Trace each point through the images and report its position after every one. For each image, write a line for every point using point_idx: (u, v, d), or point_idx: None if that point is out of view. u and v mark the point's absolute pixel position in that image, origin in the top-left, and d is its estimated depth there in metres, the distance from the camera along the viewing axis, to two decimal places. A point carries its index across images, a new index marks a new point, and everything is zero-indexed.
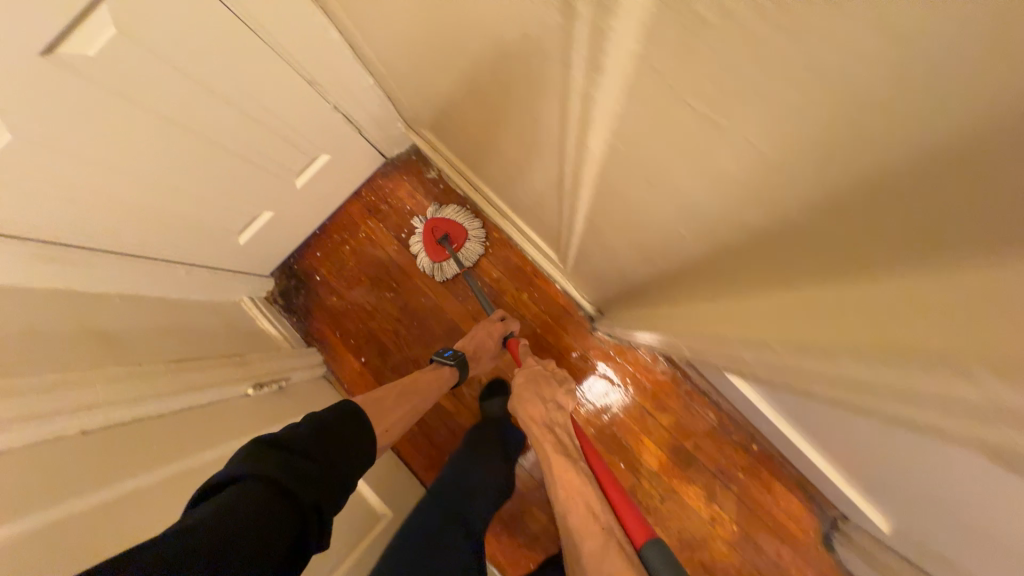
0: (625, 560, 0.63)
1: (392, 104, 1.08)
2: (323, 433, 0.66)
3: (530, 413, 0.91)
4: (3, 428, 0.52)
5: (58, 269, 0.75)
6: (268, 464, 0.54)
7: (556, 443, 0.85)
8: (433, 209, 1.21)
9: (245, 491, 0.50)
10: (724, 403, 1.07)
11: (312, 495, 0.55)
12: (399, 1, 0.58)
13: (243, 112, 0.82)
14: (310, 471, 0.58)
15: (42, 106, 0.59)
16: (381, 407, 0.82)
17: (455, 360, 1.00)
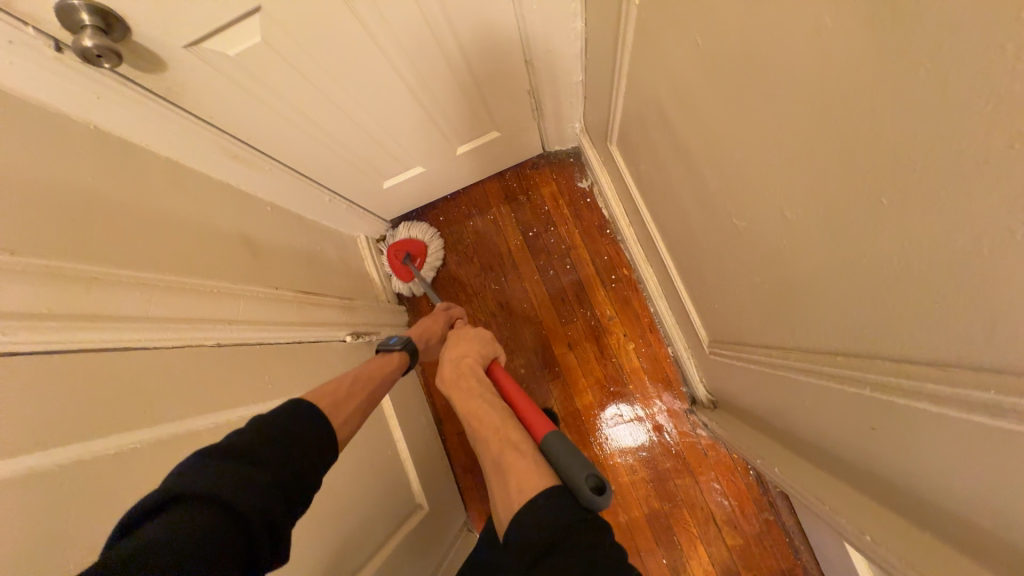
0: (512, 451, 0.47)
1: (583, 104, 1.01)
2: (295, 429, 0.46)
3: (442, 377, 0.66)
4: (163, 325, 0.53)
5: (235, 167, 0.76)
6: (207, 477, 0.36)
7: (468, 391, 0.61)
8: (393, 235, 1.21)
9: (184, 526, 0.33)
10: (805, 551, 0.94)
11: (261, 516, 0.37)
12: (678, 50, 0.51)
13: (454, 66, 0.78)
14: (263, 477, 0.39)
15: (299, 18, 0.58)
16: (335, 402, 0.57)
17: (406, 346, 0.77)
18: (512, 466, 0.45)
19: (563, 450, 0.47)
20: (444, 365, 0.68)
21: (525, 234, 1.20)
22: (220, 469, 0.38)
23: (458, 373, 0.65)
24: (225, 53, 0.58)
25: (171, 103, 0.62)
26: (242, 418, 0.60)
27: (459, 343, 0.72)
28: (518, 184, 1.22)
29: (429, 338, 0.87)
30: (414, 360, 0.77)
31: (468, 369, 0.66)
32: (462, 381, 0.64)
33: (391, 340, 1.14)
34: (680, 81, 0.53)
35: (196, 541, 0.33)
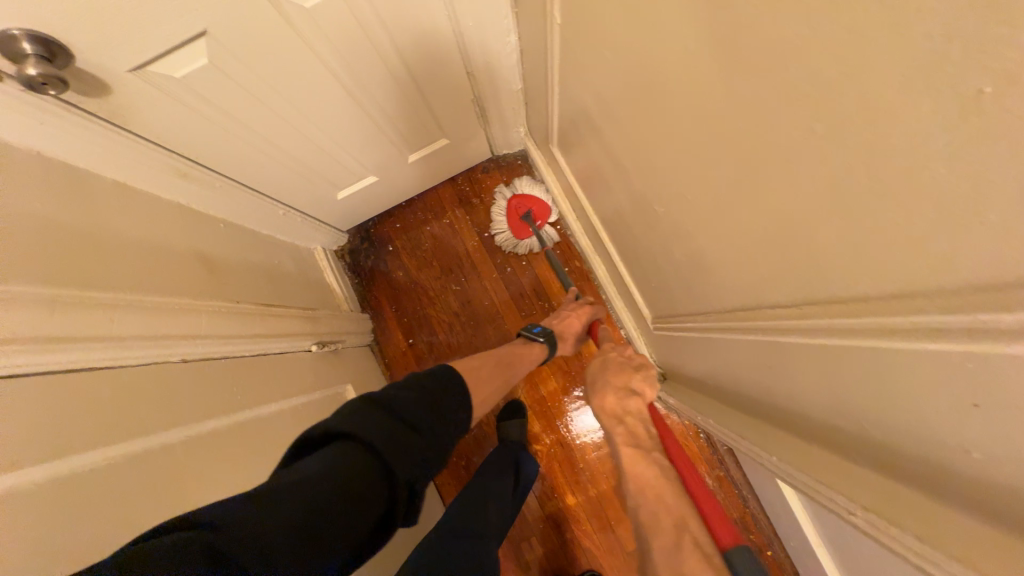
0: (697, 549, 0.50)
1: (525, 110, 1.08)
2: (429, 398, 0.54)
3: (604, 402, 0.75)
4: (128, 343, 0.53)
5: (187, 186, 0.76)
6: (378, 429, 0.45)
7: (633, 437, 0.68)
8: (508, 189, 1.21)
9: (341, 460, 0.41)
10: (751, 501, 1.06)
11: (408, 475, 0.46)
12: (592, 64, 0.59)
13: (401, 82, 0.83)
14: (411, 443, 0.47)
15: (246, 43, 0.60)
16: (478, 377, 0.70)
17: (546, 337, 0.90)
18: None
19: None
20: (606, 396, 0.75)
21: (482, 235, 1.26)
22: (387, 428, 0.46)
23: (621, 410, 0.72)
24: (172, 75, 0.59)
25: (114, 124, 0.62)
26: (214, 430, 0.62)
27: (629, 371, 0.78)
28: (470, 188, 1.28)
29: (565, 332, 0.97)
30: (552, 350, 0.90)
31: (634, 410, 0.73)
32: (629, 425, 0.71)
33: (357, 348, 1.16)
34: (597, 90, 0.61)
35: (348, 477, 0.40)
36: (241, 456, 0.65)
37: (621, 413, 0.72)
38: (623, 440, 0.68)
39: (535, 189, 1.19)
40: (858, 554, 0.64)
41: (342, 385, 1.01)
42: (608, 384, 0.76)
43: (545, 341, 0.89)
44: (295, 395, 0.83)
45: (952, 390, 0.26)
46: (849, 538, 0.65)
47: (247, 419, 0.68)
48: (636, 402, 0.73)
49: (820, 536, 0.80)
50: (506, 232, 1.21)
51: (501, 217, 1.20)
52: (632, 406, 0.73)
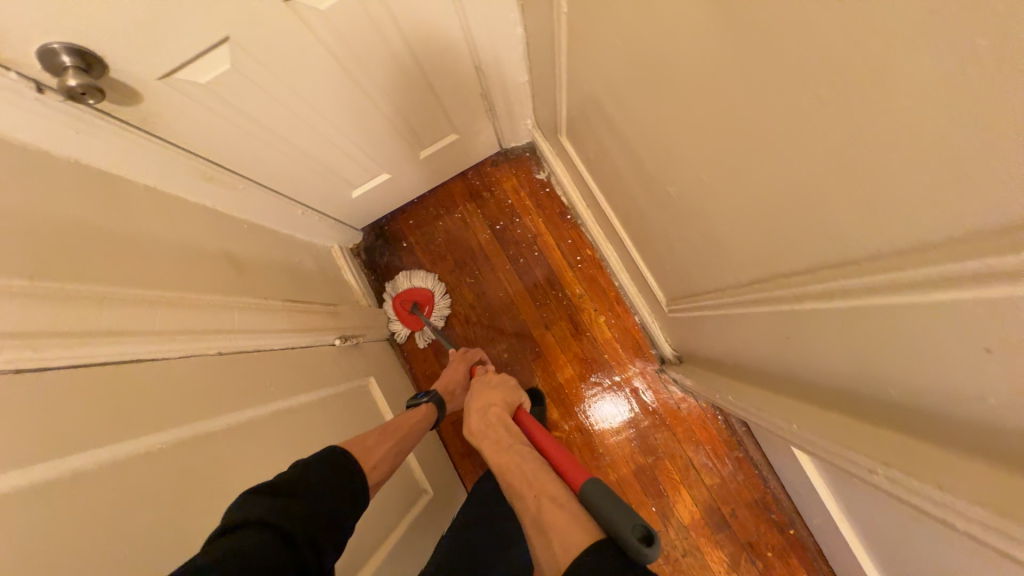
0: (554, 506, 0.52)
1: (531, 102, 1.09)
2: (325, 476, 0.55)
3: (472, 430, 0.77)
4: (168, 337, 0.56)
5: (211, 189, 0.80)
6: (266, 508, 0.46)
7: (497, 441, 0.70)
8: (393, 287, 1.25)
9: (248, 541, 0.42)
10: (772, 480, 1.06)
11: (309, 537, 0.47)
12: (600, 51, 0.60)
13: (410, 79, 0.85)
14: (304, 506, 0.49)
15: (265, 48, 0.63)
16: (364, 445, 0.68)
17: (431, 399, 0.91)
18: (550, 518, 0.50)
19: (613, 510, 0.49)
20: (473, 416, 0.79)
21: (493, 228, 1.27)
22: (275, 505, 0.47)
23: (483, 422, 0.76)
24: (197, 82, 0.61)
25: (147, 132, 0.66)
26: (250, 419, 0.65)
27: (493, 388, 0.84)
28: (481, 182, 1.30)
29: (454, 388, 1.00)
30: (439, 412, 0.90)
31: (492, 417, 0.76)
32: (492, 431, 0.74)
33: (376, 342, 1.19)
34: (606, 76, 0.62)
35: (260, 552, 0.41)
36: (277, 442, 0.68)
37: (483, 420, 0.77)
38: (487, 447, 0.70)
39: (421, 278, 1.24)
40: (885, 517, 0.66)
41: (365, 378, 1.04)
42: (470, 409, 0.80)
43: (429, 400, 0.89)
44: (322, 386, 0.86)
45: (965, 337, 0.28)
46: (875, 506, 0.66)
47: (279, 409, 0.72)
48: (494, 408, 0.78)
49: (843, 509, 0.80)
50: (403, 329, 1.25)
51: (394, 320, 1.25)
52: (495, 413, 0.78)
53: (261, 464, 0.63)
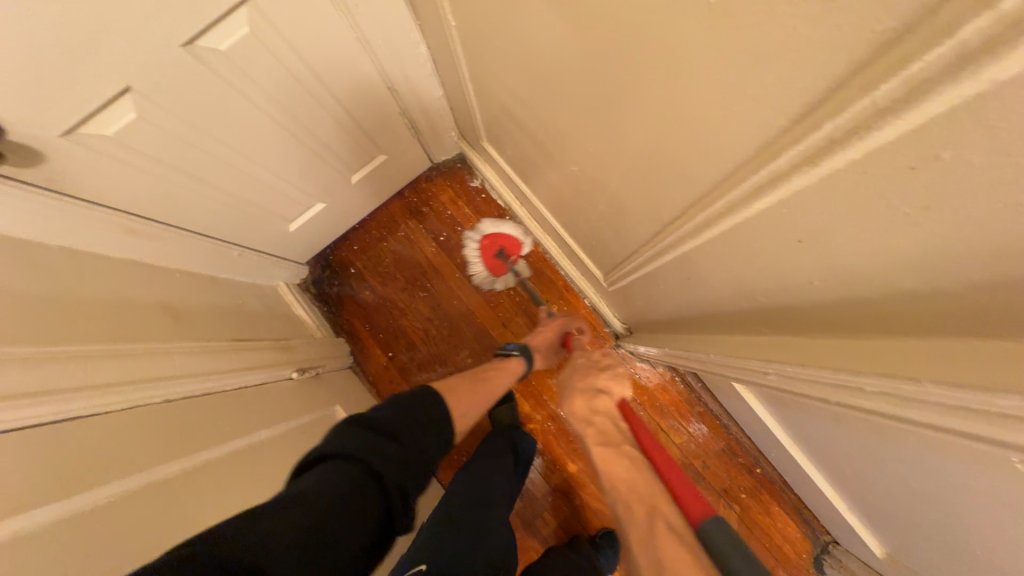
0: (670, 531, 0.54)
1: (451, 114, 1.14)
2: (414, 419, 0.66)
3: (576, 407, 0.84)
4: (107, 390, 0.55)
5: (133, 241, 0.78)
6: (363, 447, 0.56)
7: (606, 440, 0.74)
8: (488, 227, 1.24)
9: (345, 475, 0.53)
10: (733, 427, 1.14)
11: (396, 476, 0.57)
12: (490, 55, 0.65)
13: (327, 108, 0.88)
14: (392, 450, 0.59)
15: (169, 93, 0.63)
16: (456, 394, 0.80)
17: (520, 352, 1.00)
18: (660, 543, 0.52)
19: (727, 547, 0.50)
20: (578, 397, 0.86)
21: (437, 239, 1.31)
22: (370, 445, 0.57)
23: (589, 409, 0.82)
24: (104, 133, 0.61)
25: (65, 194, 0.65)
26: (207, 461, 0.64)
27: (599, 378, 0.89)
28: (417, 198, 1.33)
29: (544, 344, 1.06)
30: (528, 364, 0.99)
31: (600, 409, 0.82)
32: (596, 420, 0.79)
33: (337, 371, 1.18)
34: (501, 77, 0.67)
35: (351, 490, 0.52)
36: (240, 480, 0.67)
37: (588, 409, 0.82)
38: (593, 437, 0.75)
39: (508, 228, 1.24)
40: (821, 429, 0.73)
41: (331, 407, 1.03)
42: (576, 389, 0.88)
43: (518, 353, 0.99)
44: (283, 420, 0.85)
45: None
46: (810, 420, 0.74)
47: (238, 448, 0.71)
48: (602, 399, 0.83)
49: (792, 435, 0.88)
50: (481, 270, 1.25)
51: (474, 256, 1.25)
52: (602, 405, 0.82)
53: (224, 504, 0.62)
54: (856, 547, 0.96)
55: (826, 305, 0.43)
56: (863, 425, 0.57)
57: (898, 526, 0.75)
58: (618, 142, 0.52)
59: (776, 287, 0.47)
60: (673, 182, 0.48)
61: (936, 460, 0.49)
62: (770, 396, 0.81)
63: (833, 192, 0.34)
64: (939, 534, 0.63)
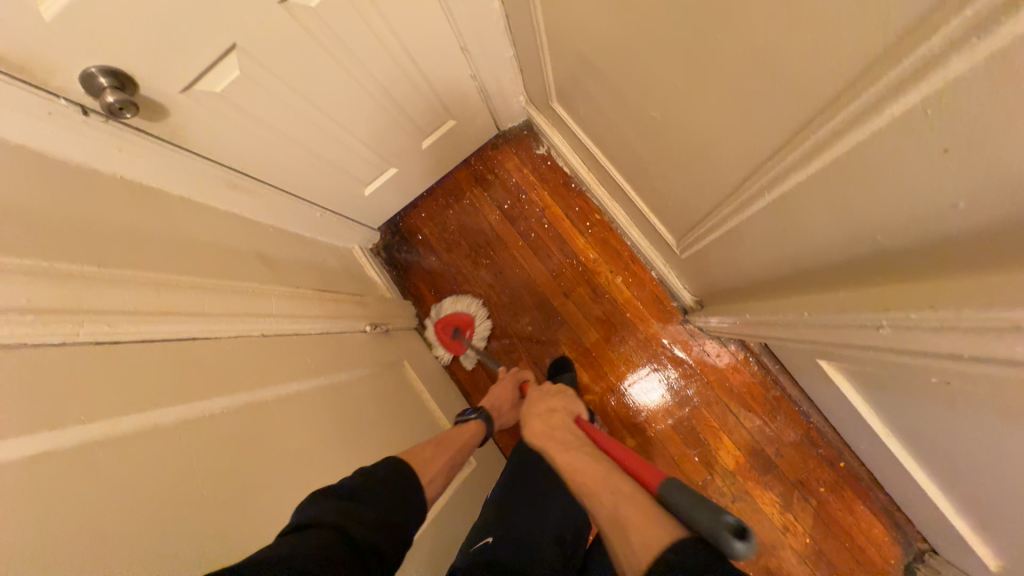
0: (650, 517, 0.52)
1: (522, 77, 1.13)
2: (376, 480, 0.63)
3: (533, 429, 0.79)
4: (218, 317, 0.64)
5: (236, 196, 0.87)
6: (337, 514, 0.52)
7: (564, 442, 0.73)
8: (437, 310, 1.28)
9: (318, 537, 0.48)
10: (814, 415, 1.05)
11: (371, 537, 0.53)
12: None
13: (406, 72, 0.90)
14: (364, 512, 0.55)
15: (267, 54, 0.68)
16: (414, 452, 0.76)
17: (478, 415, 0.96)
18: (628, 515, 0.53)
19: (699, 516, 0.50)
20: (534, 420, 0.83)
21: (502, 207, 1.31)
22: (343, 512, 0.53)
23: (548, 426, 0.79)
24: (213, 91, 0.68)
25: (182, 149, 0.73)
26: (295, 392, 0.71)
27: (550, 401, 0.89)
28: (484, 165, 1.34)
29: (501, 405, 1.04)
30: (488, 427, 0.96)
31: (557, 424, 0.79)
32: (553, 432, 0.77)
33: (405, 330, 1.24)
34: (581, 19, 0.64)
35: (328, 548, 0.47)
36: (322, 412, 0.73)
37: (546, 425, 0.80)
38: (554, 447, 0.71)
39: (462, 304, 1.26)
40: (936, 419, 0.64)
41: (398, 362, 1.09)
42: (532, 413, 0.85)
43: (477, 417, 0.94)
44: (358, 366, 0.91)
45: None
46: (918, 405, 0.65)
47: (320, 384, 0.78)
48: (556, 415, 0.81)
49: (890, 425, 0.79)
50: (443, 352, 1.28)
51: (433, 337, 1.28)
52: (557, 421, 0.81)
53: (310, 429, 0.69)
54: (962, 559, 0.85)
55: (963, 247, 0.37)
56: (995, 406, 0.49)
57: (1023, 535, 0.65)
58: (711, 73, 0.48)
59: (896, 230, 0.41)
60: (778, 110, 0.43)
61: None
62: (866, 376, 0.73)
63: (990, 94, 0.28)
64: None
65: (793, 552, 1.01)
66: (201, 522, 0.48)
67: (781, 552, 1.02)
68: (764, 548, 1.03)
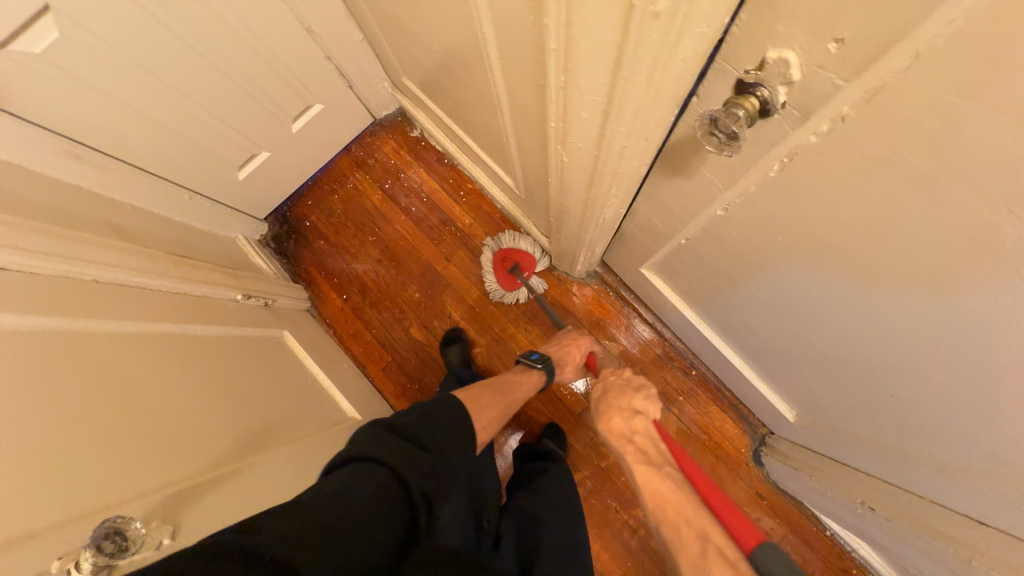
0: (725, 565, 0.56)
1: (379, 63, 1.25)
2: (433, 420, 0.63)
3: (611, 427, 0.82)
4: (40, 254, 0.65)
5: (82, 168, 0.88)
6: (395, 458, 0.54)
7: (644, 456, 0.74)
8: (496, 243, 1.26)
9: (370, 479, 0.51)
10: (667, 333, 1.18)
11: (422, 483, 0.54)
12: None
13: (256, 51, 0.99)
14: (421, 459, 0.56)
15: (92, 20, 0.74)
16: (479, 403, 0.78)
17: (543, 364, 0.99)
18: (717, 575, 0.55)
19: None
20: (613, 417, 0.82)
21: (382, 187, 1.39)
22: (402, 457, 0.54)
23: (627, 428, 0.80)
24: (34, 53, 0.71)
25: (3, 111, 0.74)
26: (141, 332, 0.73)
27: (628, 392, 0.86)
28: (363, 152, 1.43)
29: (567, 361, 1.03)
30: (548, 380, 0.98)
31: (638, 430, 0.79)
32: (632, 439, 0.78)
33: (291, 310, 1.26)
34: None
35: (373, 496, 0.50)
36: (166, 352, 0.74)
37: (627, 427, 0.80)
38: (635, 457, 0.74)
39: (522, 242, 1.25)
40: (708, 285, 0.77)
41: (279, 331, 1.11)
42: (613, 408, 0.84)
43: (543, 368, 0.97)
44: (224, 326, 0.93)
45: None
46: (694, 275, 0.78)
47: (172, 331, 0.79)
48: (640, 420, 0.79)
49: (697, 312, 0.93)
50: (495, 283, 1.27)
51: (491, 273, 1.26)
52: (638, 427, 0.79)
53: (157, 364, 0.70)
54: (781, 427, 0.99)
55: None
56: (709, 241, 0.63)
57: (793, 373, 0.78)
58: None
59: None
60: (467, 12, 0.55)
61: (795, 271, 0.53)
62: (662, 265, 0.86)
63: None
64: (832, 373, 0.66)
65: None
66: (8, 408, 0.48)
67: None
68: None
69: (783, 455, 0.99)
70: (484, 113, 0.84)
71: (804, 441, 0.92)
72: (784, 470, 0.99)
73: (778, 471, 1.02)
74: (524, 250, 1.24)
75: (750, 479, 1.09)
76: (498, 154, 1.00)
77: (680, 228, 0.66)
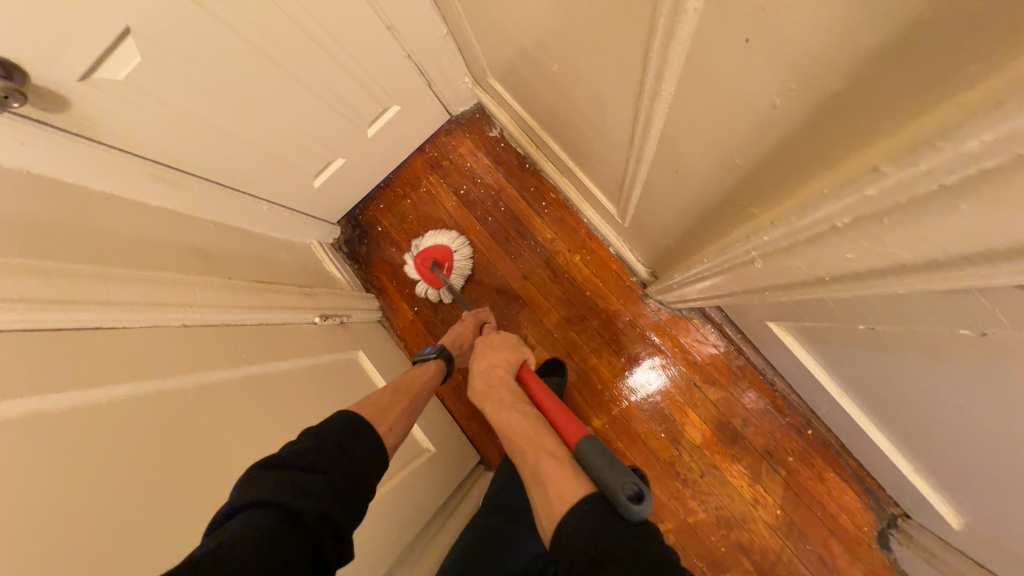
0: (551, 459, 0.55)
1: (461, 57, 1.11)
2: (331, 444, 0.54)
3: (475, 389, 0.77)
4: (129, 305, 0.62)
5: (167, 189, 0.85)
6: (282, 490, 0.45)
7: (499, 399, 0.71)
8: (417, 244, 1.24)
9: (259, 523, 0.42)
10: (779, 382, 1.02)
11: (322, 511, 0.46)
12: None
13: (336, 57, 0.89)
14: (317, 483, 0.48)
15: (170, 41, 0.67)
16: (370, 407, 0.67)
17: (440, 354, 0.90)
18: (547, 472, 0.53)
19: (595, 456, 0.52)
20: (478, 377, 0.79)
21: (457, 193, 1.29)
22: (289, 485, 0.46)
23: (487, 382, 0.76)
24: (115, 79, 0.66)
25: (89, 140, 0.71)
26: (222, 380, 0.70)
27: (495, 351, 0.83)
28: (438, 152, 1.32)
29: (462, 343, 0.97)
30: (449, 366, 0.90)
31: (497, 376, 0.76)
32: (494, 390, 0.73)
33: (364, 322, 1.22)
34: None
35: (271, 536, 0.41)
36: (251, 400, 0.71)
37: (486, 378, 0.77)
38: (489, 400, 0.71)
39: (441, 237, 1.23)
40: (879, 371, 0.60)
41: (353, 351, 1.07)
42: (476, 369, 0.80)
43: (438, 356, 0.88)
44: (304, 356, 0.90)
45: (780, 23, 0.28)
46: (857, 355, 0.62)
47: (253, 372, 0.76)
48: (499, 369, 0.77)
49: (838, 381, 0.76)
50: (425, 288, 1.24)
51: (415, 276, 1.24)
52: (496, 375, 0.77)
53: (242, 419, 0.67)
54: (928, 520, 0.82)
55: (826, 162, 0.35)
56: (919, 346, 0.47)
57: (976, 489, 0.61)
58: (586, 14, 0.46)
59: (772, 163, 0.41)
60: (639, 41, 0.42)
61: None
62: (807, 331, 0.70)
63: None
64: None
65: (763, 525, 0.98)
66: (98, 503, 0.46)
67: (754, 528, 0.98)
68: (734, 523, 1.00)
69: (925, 552, 0.82)
70: (601, 137, 0.69)
71: (961, 548, 0.75)
72: (922, 568, 0.83)
73: (913, 566, 0.85)
74: (439, 244, 1.22)
75: (869, 563, 0.94)
76: (599, 176, 0.86)
77: (869, 319, 0.50)
